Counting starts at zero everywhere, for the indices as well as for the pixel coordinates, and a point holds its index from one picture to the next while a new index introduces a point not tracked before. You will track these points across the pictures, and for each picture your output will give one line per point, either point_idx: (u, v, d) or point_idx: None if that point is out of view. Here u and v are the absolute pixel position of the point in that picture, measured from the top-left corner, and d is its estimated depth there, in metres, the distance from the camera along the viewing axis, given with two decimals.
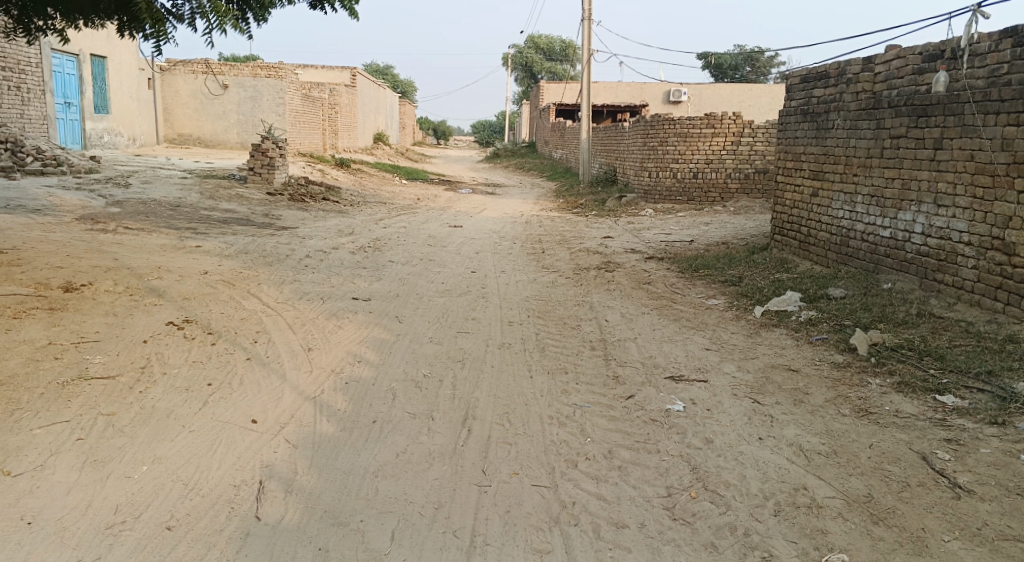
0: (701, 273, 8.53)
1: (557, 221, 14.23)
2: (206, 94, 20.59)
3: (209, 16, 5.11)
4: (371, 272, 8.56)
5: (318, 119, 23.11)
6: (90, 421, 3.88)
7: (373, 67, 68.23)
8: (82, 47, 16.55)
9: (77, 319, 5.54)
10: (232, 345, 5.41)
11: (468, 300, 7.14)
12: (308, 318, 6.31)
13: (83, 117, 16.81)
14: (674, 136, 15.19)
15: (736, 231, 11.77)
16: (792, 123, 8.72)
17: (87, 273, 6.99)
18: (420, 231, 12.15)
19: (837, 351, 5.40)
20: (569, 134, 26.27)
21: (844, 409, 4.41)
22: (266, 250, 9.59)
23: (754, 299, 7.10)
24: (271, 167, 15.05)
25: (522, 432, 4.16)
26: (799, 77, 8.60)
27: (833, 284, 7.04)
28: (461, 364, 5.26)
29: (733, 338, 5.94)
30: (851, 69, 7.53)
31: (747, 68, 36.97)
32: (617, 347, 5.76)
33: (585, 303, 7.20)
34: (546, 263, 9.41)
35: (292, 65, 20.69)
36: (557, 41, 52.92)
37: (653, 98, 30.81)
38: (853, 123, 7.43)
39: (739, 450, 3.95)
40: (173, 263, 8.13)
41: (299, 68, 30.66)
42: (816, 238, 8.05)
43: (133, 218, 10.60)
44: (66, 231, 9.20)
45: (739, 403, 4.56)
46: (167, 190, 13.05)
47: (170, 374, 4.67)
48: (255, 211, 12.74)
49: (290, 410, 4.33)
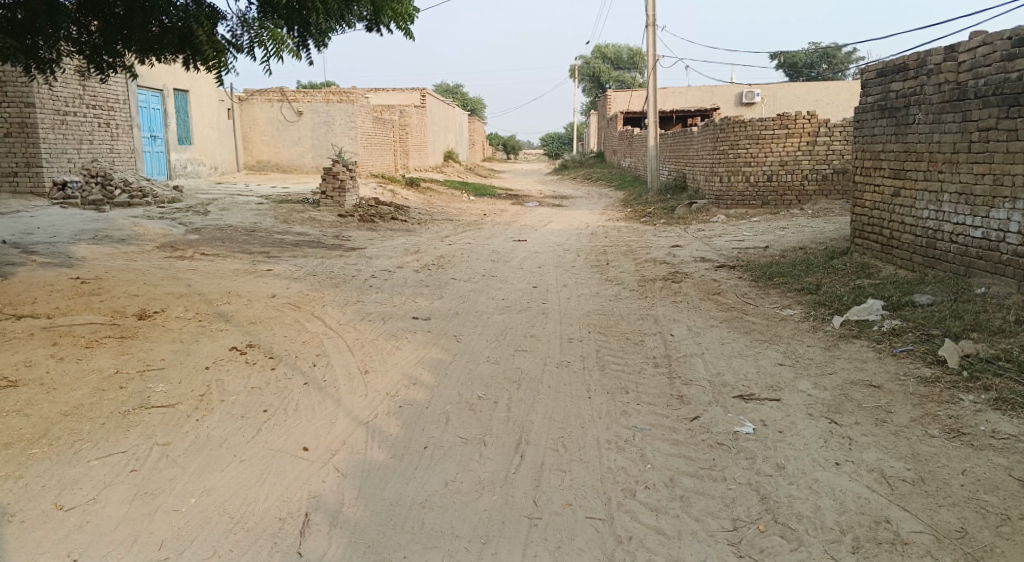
0: (775, 281, 8.10)
1: (625, 231, 13.93)
2: (282, 121, 21.31)
3: (267, 45, 5.20)
4: (433, 290, 8.54)
5: (389, 140, 23.56)
6: (145, 452, 3.93)
7: (444, 85, 69.48)
8: (166, 82, 17.38)
9: (145, 347, 5.68)
10: (292, 369, 5.42)
11: (529, 317, 6.99)
12: (367, 340, 6.30)
13: (168, 149, 17.64)
14: (746, 139, 14.64)
15: (814, 235, 11.20)
16: (869, 120, 8.22)
17: (161, 300, 7.22)
18: (486, 246, 12.12)
19: (925, 364, 4.96)
20: (637, 142, 25.90)
21: (933, 429, 4.02)
22: (334, 272, 9.73)
23: (832, 308, 6.66)
24: (342, 190, 15.34)
25: (577, 458, 3.96)
26: (875, 71, 8.11)
27: (920, 290, 6.52)
28: (517, 385, 5.11)
29: (809, 352, 5.55)
30: (932, 59, 7.03)
31: (824, 65, 35.73)
32: (683, 364, 5.47)
33: (650, 316, 6.93)
34: (611, 275, 9.16)
35: (362, 89, 21.19)
36: (625, 48, 52.53)
37: (725, 100, 30.06)
38: (937, 116, 6.92)
39: (813, 478, 3.63)
40: (244, 287, 8.31)
41: (370, 91, 31.40)
42: (899, 240, 7.52)
43: (211, 245, 10.96)
44: (147, 259, 9.58)
45: (814, 424, 4.22)
46: (243, 216, 13.47)
47: (227, 401, 4.71)
48: (326, 233, 13.00)
49: (342, 436, 4.27)
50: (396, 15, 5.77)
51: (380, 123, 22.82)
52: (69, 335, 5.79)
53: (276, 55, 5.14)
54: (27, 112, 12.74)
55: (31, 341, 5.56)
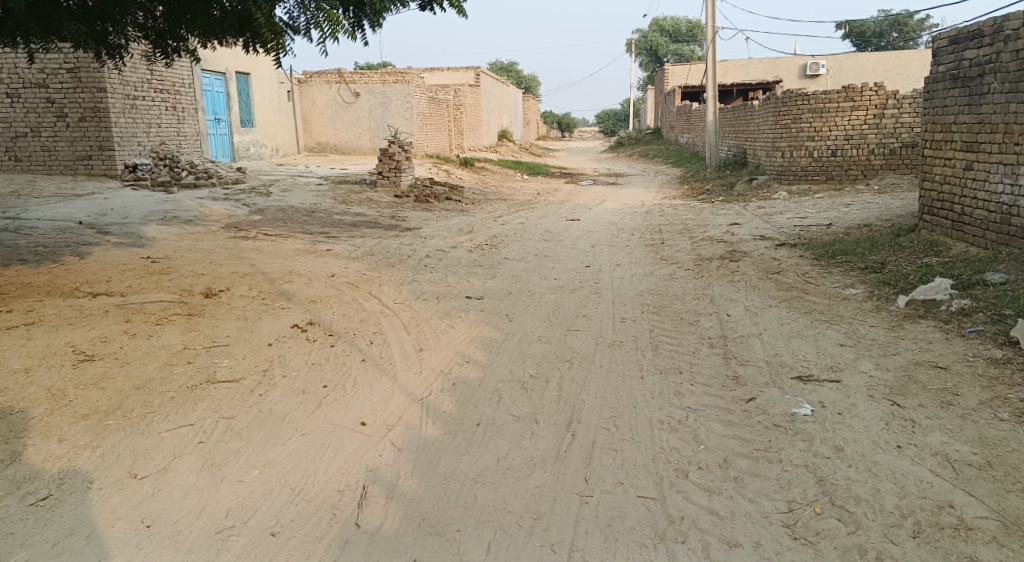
0: (838, 259, 7.87)
1: (682, 209, 13.70)
2: (340, 103, 21.64)
3: (323, 26, 5.27)
4: (487, 269, 8.59)
5: (444, 120, 23.67)
6: (211, 425, 4.10)
7: (498, 63, 69.26)
8: (228, 66, 17.82)
9: (211, 324, 5.90)
10: (349, 346, 5.56)
11: (582, 296, 6.97)
12: (422, 318, 6.39)
13: (231, 132, 18.12)
14: (809, 112, 14.18)
15: (880, 212, 10.80)
16: (940, 91, 7.85)
17: (226, 278, 7.48)
18: (540, 225, 12.10)
19: (996, 346, 4.75)
20: (696, 118, 25.35)
21: (1003, 413, 3.86)
22: (390, 251, 9.89)
23: (897, 288, 6.43)
24: (397, 171, 15.51)
25: (629, 438, 3.96)
26: (948, 38, 7.73)
27: (992, 269, 6.24)
28: (569, 364, 5.12)
29: (872, 332, 5.39)
30: (1010, 24, 6.66)
31: (895, 33, 34.17)
32: (739, 344, 5.39)
33: (706, 296, 6.83)
34: (666, 254, 9.04)
35: (418, 69, 21.30)
36: (683, 21, 51.29)
37: (788, 73, 29.12)
38: (1014, 86, 6.57)
39: (873, 461, 3.54)
40: (304, 266, 8.53)
41: (425, 71, 31.56)
42: (971, 216, 7.20)
43: (272, 225, 11.26)
44: (212, 239, 9.91)
45: (875, 406, 4.11)
46: (302, 197, 13.78)
47: (288, 377, 4.86)
48: (382, 213, 13.19)
49: (398, 412, 4.37)
50: None
51: (435, 103, 22.93)
52: (140, 312, 6.06)
53: (332, 35, 5.20)
54: (99, 97, 13.22)
55: (105, 318, 5.84)
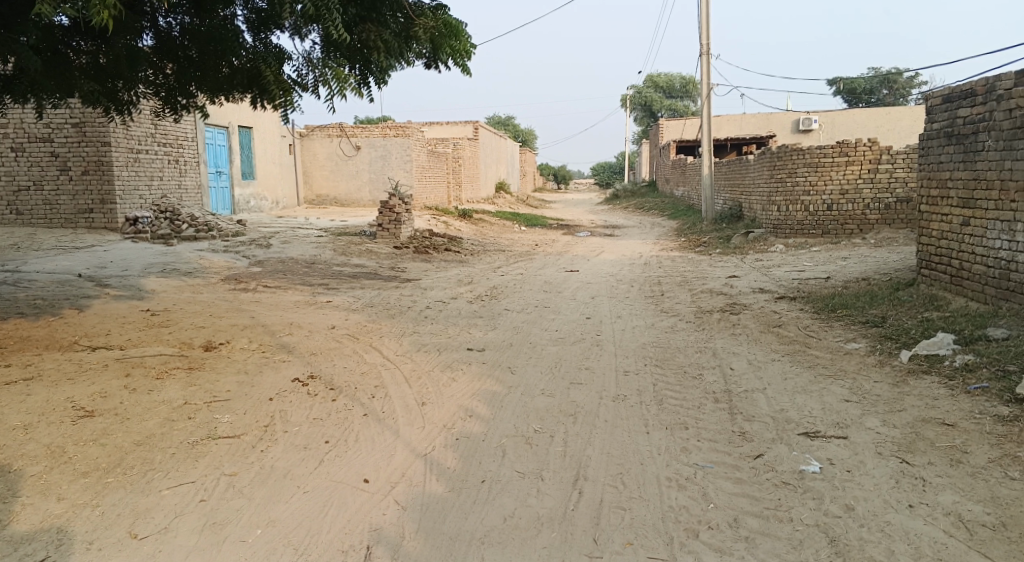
0: (837, 313, 7.90)
1: (680, 261, 13.79)
2: (340, 156, 21.95)
3: (330, 83, 5.40)
4: (488, 321, 8.60)
5: (443, 172, 23.98)
6: (213, 482, 4.04)
7: (496, 117, 70.55)
8: (231, 120, 18.13)
9: (211, 378, 5.86)
10: (351, 401, 5.51)
11: (584, 349, 6.97)
12: (424, 372, 6.37)
13: (232, 184, 18.33)
14: (804, 167, 14.41)
15: (878, 265, 10.89)
16: (935, 147, 8.01)
17: (226, 331, 7.47)
18: (539, 277, 12.16)
19: (1001, 402, 4.74)
20: (691, 172, 25.75)
21: (1013, 471, 3.83)
22: (390, 303, 9.91)
23: (899, 342, 6.44)
24: (397, 223, 15.65)
25: (637, 496, 3.91)
26: (941, 97, 7.92)
27: (993, 324, 6.26)
28: (573, 419, 5.08)
29: (876, 388, 5.38)
30: (1003, 84, 6.84)
31: (883, 90, 35.02)
32: (743, 399, 5.36)
33: (708, 349, 6.83)
34: (666, 307, 9.07)
35: (418, 123, 21.70)
36: (677, 78, 52.54)
37: (781, 127, 29.71)
38: (1008, 143, 6.72)
39: (885, 520, 3.50)
40: (304, 319, 8.53)
41: (425, 125, 32.11)
42: (970, 271, 7.26)
43: (272, 277, 11.29)
44: (212, 291, 9.93)
45: (884, 464, 4.08)
46: (303, 248, 13.85)
47: (290, 432, 4.81)
48: (382, 265, 13.25)
49: (402, 469, 4.32)
50: (454, 52, 5.92)
51: (435, 156, 23.27)
52: (140, 366, 6.03)
53: (339, 92, 5.32)
54: (103, 151, 13.41)
55: (106, 372, 5.81)
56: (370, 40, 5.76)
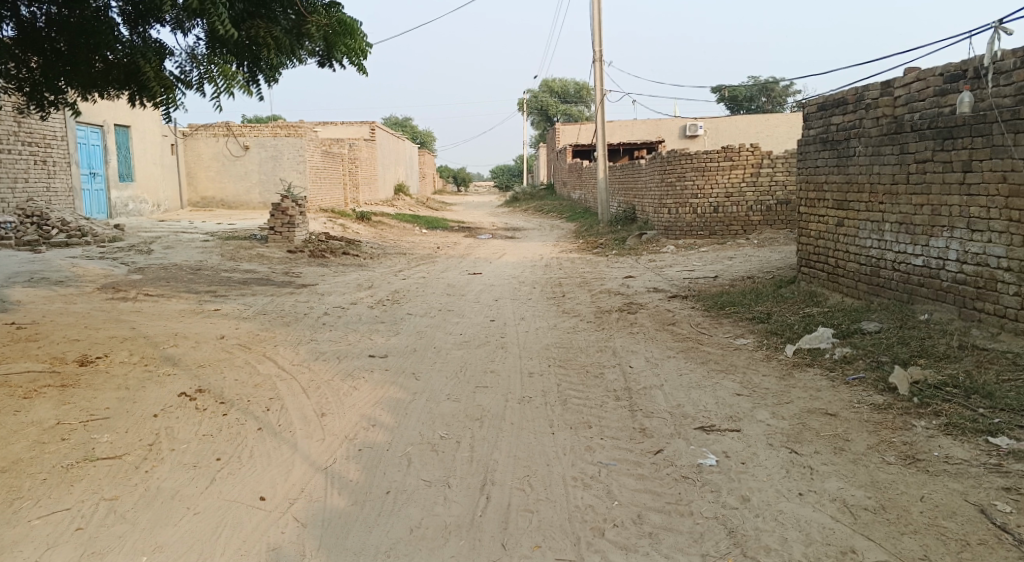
0: (727, 310, 8.27)
1: (579, 262, 14.05)
2: (228, 156, 20.99)
3: (216, 81, 5.12)
4: (389, 326, 8.43)
5: (338, 174, 23.41)
6: (91, 508, 3.73)
7: (392, 118, 69.63)
8: (106, 118, 16.97)
9: (87, 395, 5.42)
10: (245, 414, 5.24)
11: (487, 352, 6.95)
12: (323, 380, 6.15)
13: (108, 186, 17.16)
14: (692, 171, 15.02)
15: (761, 264, 11.49)
16: (812, 152, 8.52)
17: (103, 344, 6.95)
18: (440, 280, 12.07)
19: (877, 392, 5.08)
20: (586, 175, 26.33)
21: (889, 456, 4.10)
22: (284, 310, 9.54)
23: (783, 337, 6.80)
24: (291, 226, 15.12)
25: (544, 498, 3.92)
26: (816, 105, 8.43)
27: (867, 318, 6.73)
28: (479, 423, 5.04)
29: (765, 381, 5.64)
30: (869, 94, 7.34)
31: (762, 98, 37.16)
32: (643, 396, 5.49)
33: (608, 348, 6.96)
34: (567, 307, 9.20)
35: (311, 123, 21.07)
36: (571, 83, 53.68)
37: (670, 133, 30.91)
38: (876, 149, 7.23)
39: (778, 509, 3.66)
40: (191, 328, 8.07)
41: (318, 125, 31.23)
42: (844, 268, 7.77)
43: (155, 285, 10.63)
44: (87, 302, 9.23)
45: (775, 454, 4.28)
46: (188, 254, 13.13)
47: (178, 450, 4.52)
48: (275, 270, 12.76)
49: (301, 484, 4.14)
50: (349, 51, 5.76)
51: (329, 158, 22.69)
52: (4, 386, 5.50)
53: (226, 91, 5.05)
54: None
55: None
56: (258, 37, 5.50)
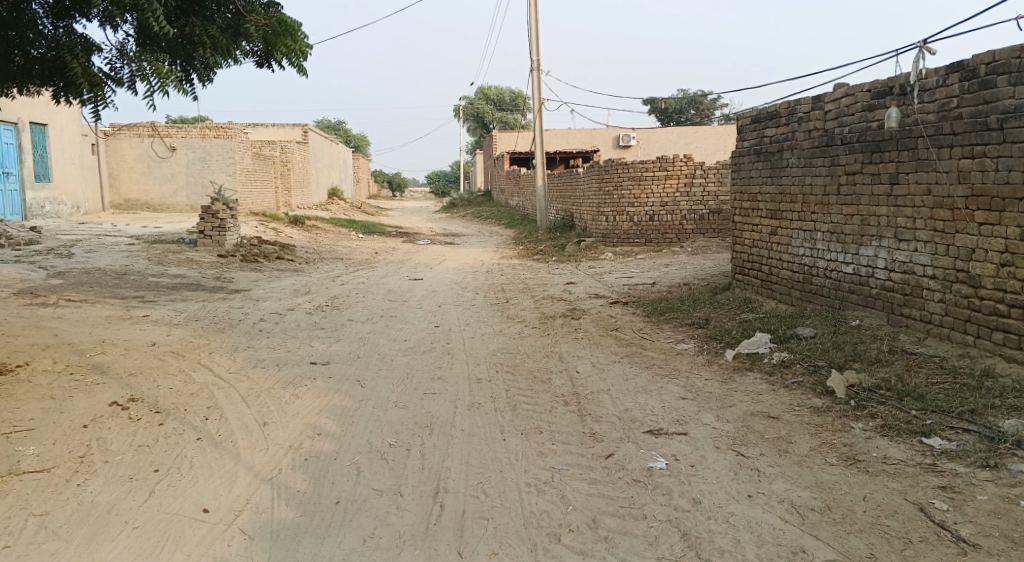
0: (667, 315, 8.43)
1: (520, 268, 14.11)
2: (153, 157, 20.19)
3: (149, 78, 4.93)
4: (329, 332, 8.26)
5: (270, 177, 22.83)
6: (18, 525, 3.51)
7: (326, 121, 68.56)
8: (21, 115, 16.09)
9: (8, 406, 5.10)
10: (182, 424, 5.02)
11: (433, 358, 6.88)
12: (263, 389, 5.96)
13: (23, 186, 16.25)
14: (629, 181, 15.33)
15: (697, 271, 11.79)
16: (746, 163, 8.80)
17: (23, 352, 6.56)
18: (380, 285, 11.90)
19: (815, 395, 5.26)
20: (524, 183, 26.47)
21: (831, 458, 4.25)
22: (218, 316, 9.21)
23: (723, 342, 6.98)
24: (222, 230, 14.63)
25: (498, 504, 3.90)
26: (749, 117, 8.70)
27: (801, 323, 6.97)
28: (429, 430, 4.98)
29: (708, 385, 5.77)
30: (801, 108, 7.62)
31: (691, 110, 38.40)
32: (591, 401, 5.54)
33: (554, 354, 6.99)
34: (510, 313, 9.21)
35: (242, 125, 20.53)
36: (507, 91, 54.04)
37: (604, 143, 31.45)
38: (808, 161, 7.51)
39: (729, 511, 3.75)
40: (119, 335, 7.70)
41: (250, 127, 30.41)
42: (778, 276, 8.04)
43: (77, 290, 10.12)
44: (3, 308, 8.70)
45: (723, 457, 4.37)
46: (112, 258, 12.55)
47: (112, 462, 4.29)
48: (206, 275, 12.32)
49: (245, 495, 3.99)
50: (289, 51, 5.65)
51: (261, 160, 22.12)
52: None
53: (161, 89, 4.87)
54: None
55: None
56: (194, 35, 5.34)
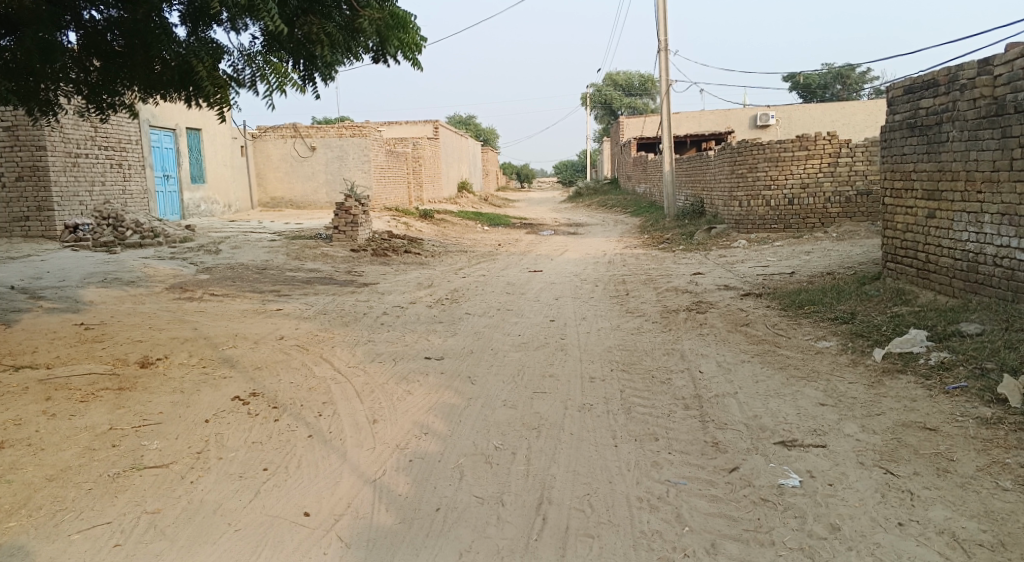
0: (805, 309, 7.70)
1: (644, 258, 13.59)
2: (295, 157, 21.29)
3: (269, 78, 4.99)
4: (447, 326, 8.24)
5: (403, 173, 23.49)
6: (131, 522, 3.62)
7: (457, 117, 70.16)
8: (178, 122, 17.41)
9: (143, 399, 5.37)
10: (296, 421, 5.07)
11: (547, 354, 6.63)
12: (377, 384, 5.96)
13: (181, 188, 17.61)
14: (765, 162, 14.28)
15: (841, 260, 10.78)
16: (898, 139, 7.86)
17: (165, 345, 6.96)
18: (501, 278, 11.81)
19: (983, 403, 4.52)
20: (652, 168, 25.67)
21: (1005, 481, 3.59)
22: (345, 309, 9.45)
23: (871, 340, 6.23)
24: (355, 225, 15.13)
25: (605, 521, 3.59)
26: (902, 88, 7.77)
27: (965, 318, 6.09)
28: (537, 432, 4.73)
29: (851, 389, 5.13)
30: (965, 74, 6.69)
31: (837, 85, 35.91)
32: (714, 405, 5.07)
33: (676, 351, 6.54)
34: (631, 306, 8.77)
35: (376, 122, 21.23)
36: (636, 75, 52.81)
37: (739, 124, 29.94)
38: (973, 133, 6.57)
39: (874, 542, 3.24)
40: (252, 329, 8.04)
41: (383, 124, 31.43)
42: (936, 264, 7.12)
43: (221, 284, 10.74)
44: (155, 302, 9.36)
45: (868, 475, 3.81)
46: (254, 254, 13.26)
47: (226, 459, 4.37)
48: (338, 269, 12.74)
49: (347, 498, 3.91)
50: (402, 45, 5.56)
51: (394, 156, 22.78)
52: (65, 388, 5.52)
53: (279, 88, 4.91)
54: (38, 156, 12.76)
55: (23, 396, 5.29)
56: (312, 34, 5.37)
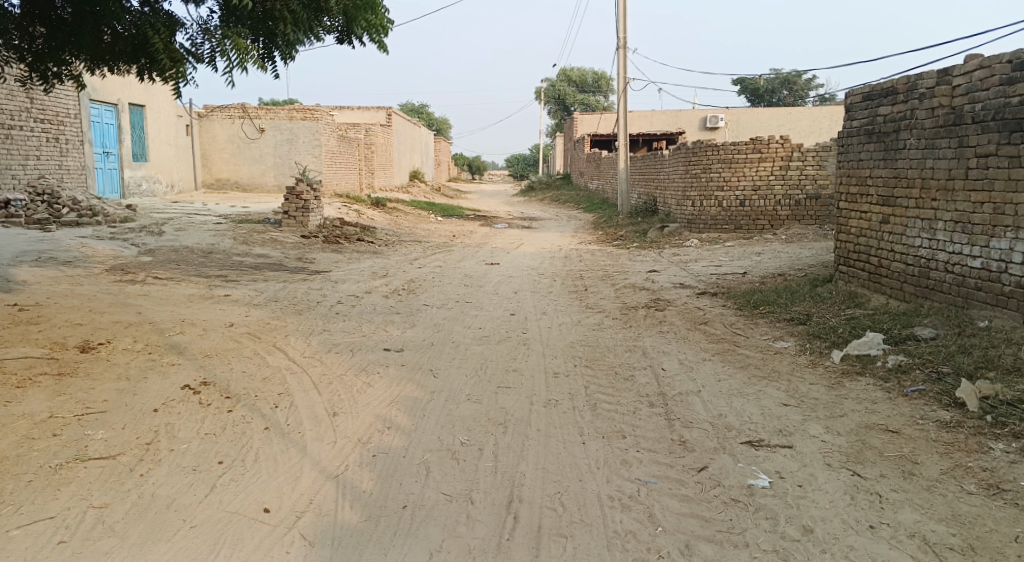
0: (762, 309, 7.81)
1: (599, 254, 13.61)
2: (243, 138, 20.63)
3: (229, 54, 4.73)
4: (404, 317, 8.07)
5: (354, 159, 23.03)
6: (77, 518, 3.39)
7: (408, 105, 69.40)
8: (121, 96, 16.65)
9: (85, 386, 5.07)
10: (251, 412, 4.86)
11: (509, 348, 6.54)
12: (335, 375, 5.77)
13: (122, 166, 16.86)
14: (718, 163, 14.47)
15: (793, 262, 11.00)
16: (855, 145, 8.02)
17: (107, 330, 6.60)
18: (456, 269, 11.66)
19: (942, 407, 4.62)
20: (605, 165, 25.82)
21: (969, 485, 3.67)
22: (296, 297, 9.17)
23: (828, 342, 6.33)
24: (305, 210, 14.73)
25: (578, 520, 3.52)
26: (861, 95, 7.92)
27: (918, 323, 6.26)
28: (503, 429, 4.63)
29: (813, 391, 5.19)
30: (923, 83, 6.85)
31: (784, 91, 36.83)
32: (679, 403, 5.06)
33: (638, 349, 6.52)
34: (590, 302, 8.75)
35: (328, 106, 20.73)
36: (590, 72, 53.12)
37: (690, 125, 30.39)
38: (930, 142, 6.74)
39: (847, 545, 3.26)
40: (200, 315, 7.71)
41: (334, 109, 30.78)
42: (888, 269, 7.29)
43: (165, 267, 10.30)
44: (94, 283, 8.90)
45: (836, 477, 3.84)
46: (199, 237, 12.78)
47: (178, 451, 4.14)
48: (288, 255, 12.38)
49: (309, 494, 3.75)
50: (369, 27, 5.42)
51: (346, 142, 22.32)
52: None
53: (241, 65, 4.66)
54: None
55: None
56: (275, 10, 5.11)
